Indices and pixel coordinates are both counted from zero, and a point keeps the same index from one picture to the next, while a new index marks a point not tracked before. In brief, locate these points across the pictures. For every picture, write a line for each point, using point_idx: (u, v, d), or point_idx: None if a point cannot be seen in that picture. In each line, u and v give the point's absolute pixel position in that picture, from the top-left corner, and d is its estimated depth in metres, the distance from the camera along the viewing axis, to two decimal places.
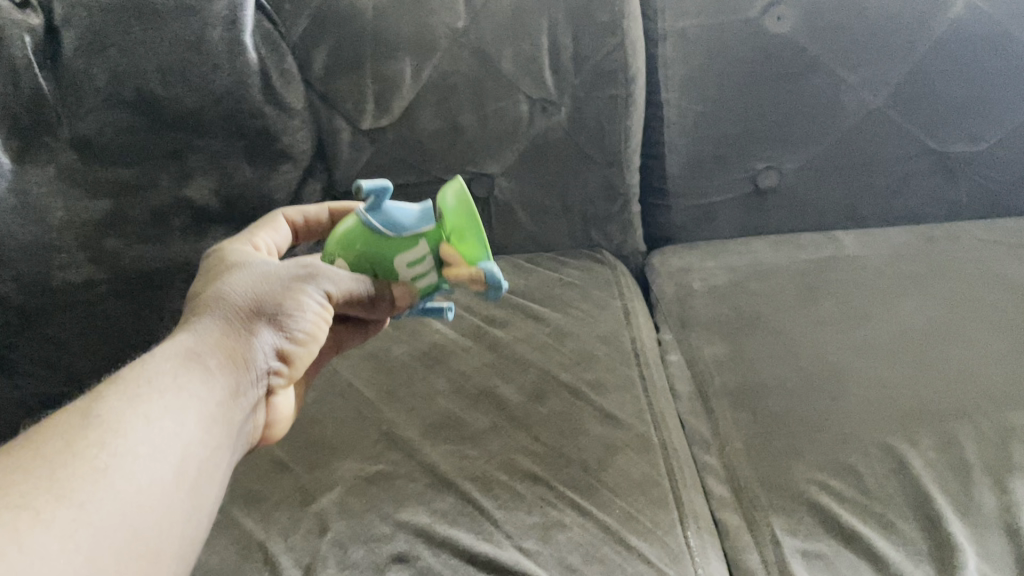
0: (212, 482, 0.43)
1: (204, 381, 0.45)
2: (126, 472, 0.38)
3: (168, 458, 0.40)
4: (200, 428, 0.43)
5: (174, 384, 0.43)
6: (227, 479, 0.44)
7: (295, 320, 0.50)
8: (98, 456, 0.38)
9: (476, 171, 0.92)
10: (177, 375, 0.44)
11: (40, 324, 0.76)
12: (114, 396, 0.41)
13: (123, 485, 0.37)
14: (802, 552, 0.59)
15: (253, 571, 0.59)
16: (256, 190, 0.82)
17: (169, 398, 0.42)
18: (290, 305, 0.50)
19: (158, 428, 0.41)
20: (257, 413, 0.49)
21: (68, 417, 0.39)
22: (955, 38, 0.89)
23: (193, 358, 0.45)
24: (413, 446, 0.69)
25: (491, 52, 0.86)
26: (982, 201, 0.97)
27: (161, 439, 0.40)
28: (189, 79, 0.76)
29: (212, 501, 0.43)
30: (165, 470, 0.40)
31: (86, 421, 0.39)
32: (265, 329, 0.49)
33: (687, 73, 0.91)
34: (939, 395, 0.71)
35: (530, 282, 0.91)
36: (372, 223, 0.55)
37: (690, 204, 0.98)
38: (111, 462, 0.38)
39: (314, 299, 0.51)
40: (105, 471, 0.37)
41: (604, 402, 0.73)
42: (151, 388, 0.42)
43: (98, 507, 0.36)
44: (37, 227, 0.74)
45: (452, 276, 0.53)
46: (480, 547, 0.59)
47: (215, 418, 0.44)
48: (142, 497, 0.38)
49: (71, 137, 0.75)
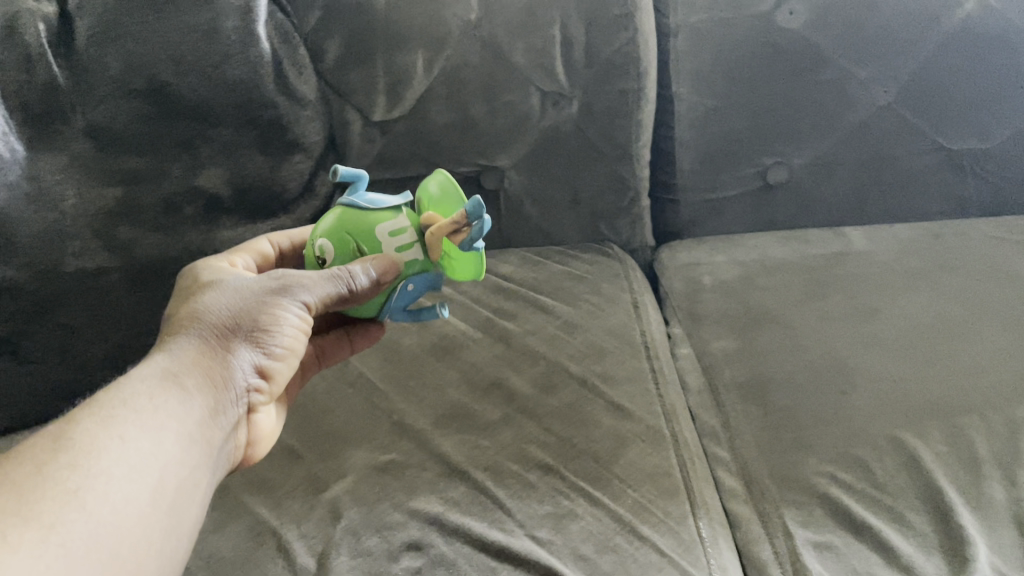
0: (191, 497, 0.45)
1: (181, 400, 0.47)
2: (102, 492, 0.40)
3: (144, 478, 0.42)
4: (177, 447, 0.45)
5: (150, 405, 0.46)
6: (206, 493, 0.47)
7: (271, 336, 0.53)
8: (74, 477, 0.40)
9: (486, 163, 0.93)
10: (155, 397, 0.46)
11: (54, 311, 0.75)
12: (89, 420, 0.43)
13: (97, 505, 0.39)
14: (814, 543, 0.59)
15: (266, 558, 0.59)
16: (268, 181, 0.82)
17: (143, 419, 0.45)
18: (265, 322, 0.52)
19: (133, 448, 0.43)
20: (237, 426, 0.52)
21: (45, 441, 0.42)
22: (965, 35, 0.89)
23: (170, 379, 0.48)
24: (424, 435, 0.69)
25: (503, 44, 0.87)
26: (989, 198, 0.98)
27: (137, 459, 0.43)
28: (201, 68, 0.76)
29: (190, 515, 0.45)
30: (141, 489, 0.42)
31: (62, 444, 0.41)
32: (241, 348, 0.51)
33: (698, 67, 0.91)
34: (949, 389, 0.71)
35: (539, 275, 0.92)
36: (355, 203, 0.57)
37: (698, 199, 0.99)
38: (84, 484, 0.40)
39: (291, 310, 0.53)
40: (77, 491, 0.39)
41: (615, 394, 0.73)
42: (127, 410, 0.45)
43: (74, 527, 0.38)
44: (50, 214, 0.74)
45: (437, 230, 0.54)
46: (493, 536, 0.59)
47: (192, 437, 0.47)
48: (116, 514, 0.40)
49: (83, 125, 0.75)
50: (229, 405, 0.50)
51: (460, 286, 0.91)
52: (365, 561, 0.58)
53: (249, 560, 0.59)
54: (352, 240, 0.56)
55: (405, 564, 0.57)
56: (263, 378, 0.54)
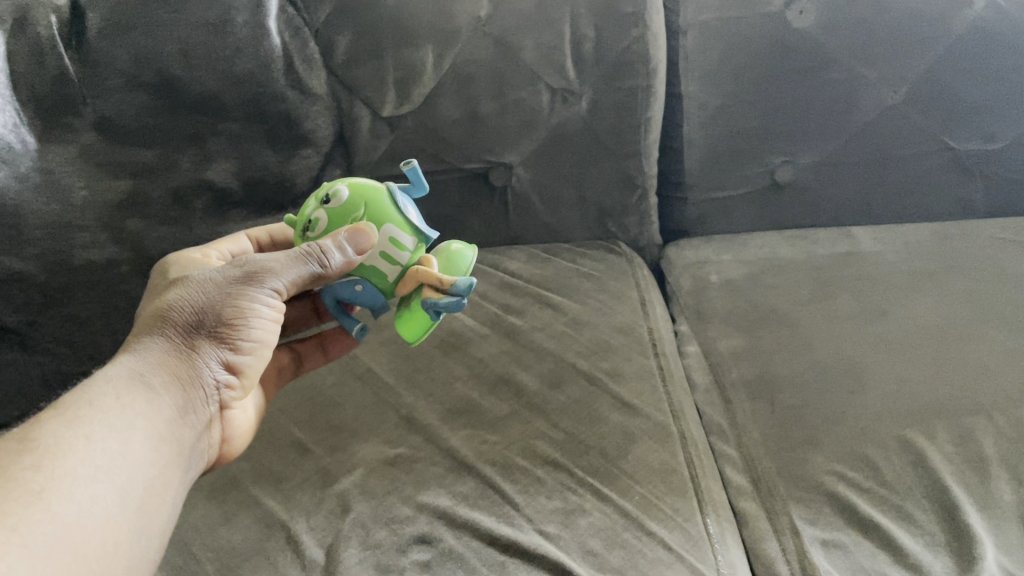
0: (159, 492, 0.48)
1: (146, 400, 0.49)
2: (65, 491, 0.43)
3: (108, 477, 0.45)
4: (140, 447, 0.47)
5: (116, 406, 0.48)
6: (176, 486, 0.49)
7: (238, 328, 0.53)
8: (37, 479, 0.43)
9: (495, 160, 0.93)
10: (120, 398, 0.49)
11: (63, 302, 0.75)
12: (56, 422, 0.46)
13: (60, 505, 0.42)
14: (822, 540, 0.59)
15: (275, 550, 0.59)
16: (277, 175, 0.82)
17: (109, 422, 0.47)
18: (230, 313, 0.53)
19: (97, 449, 0.46)
20: (212, 418, 0.54)
21: (15, 443, 0.45)
22: (976, 36, 0.89)
23: (135, 380, 0.50)
24: (433, 429, 0.69)
25: (513, 41, 0.87)
26: (996, 200, 0.98)
27: (101, 461, 0.45)
28: (212, 61, 0.77)
29: (163, 507, 0.48)
30: (105, 487, 0.45)
31: (30, 446, 0.44)
32: (207, 342, 0.53)
33: (707, 66, 0.92)
34: (957, 390, 0.71)
35: (546, 272, 0.92)
36: (396, 195, 0.56)
37: (705, 198, 0.99)
38: (47, 485, 0.42)
39: (261, 301, 0.53)
40: (42, 494, 0.42)
41: (622, 391, 0.73)
42: (92, 411, 0.47)
43: (37, 526, 0.41)
44: (60, 206, 0.73)
45: (428, 270, 0.54)
46: (501, 530, 0.59)
47: (157, 436, 0.49)
48: (80, 515, 0.43)
49: (94, 118, 0.74)
50: (199, 402, 0.52)
51: None
52: (374, 554, 0.58)
53: (258, 552, 0.59)
54: (360, 213, 0.55)
55: (414, 558, 0.58)
56: (237, 368, 0.55)
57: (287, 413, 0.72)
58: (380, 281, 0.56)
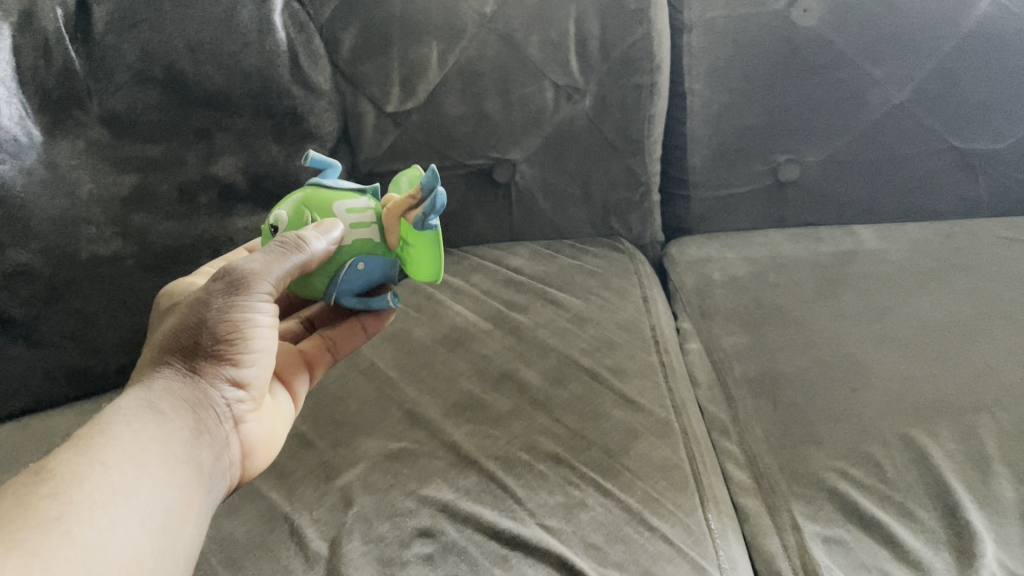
0: (184, 514, 0.45)
1: (158, 425, 0.47)
2: (82, 519, 0.40)
3: (127, 500, 0.42)
4: (158, 469, 0.45)
5: (129, 431, 0.46)
6: (202, 511, 0.47)
7: (237, 341, 0.51)
8: (52, 506, 0.40)
9: (499, 157, 0.93)
10: (131, 424, 0.46)
11: (69, 297, 0.74)
12: (68, 453, 0.44)
13: (80, 531, 0.40)
14: (823, 537, 0.59)
15: (278, 543, 0.59)
16: (282, 171, 0.82)
17: (122, 447, 0.45)
18: (227, 328, 0.51)
19: (114, 474, 0.43)
20: (230, 438, 0.52)
21: (27, 475, 0.42)
22: (982, 35, 0.89)
23: (145, 407, 0.48)
24: (436, 424, 0.69)
25: (518, 38, 0.87)
26: (1001, 199, 0.98)
27: (119, 485, 0.43)
28: (218, 57, 0.77)
29: (188, 531, 0.45)
30: (126, 512, 0.42)
31: (41, 476, 0.42)
32: (209, 360, 0.51)
33: (712, 63, 0.92)
34: (960, 388, 0.71)
35: (550, 269, 0.92)
36: (322, 184, 0.57)
37: (710, 195, 0.99)
38: (65, 511, 0.40)
39: (255, 309, 0.51)
40: (59, 520, 0.39)
41: (624, 387, 0.74)
42: (104, 438, 0.45)
43: (56, 553, 0.38)
44: (66, 200, 0.73)
45: (394, 205, 0.53)
46: (504, 524, 0.59)
47: (175, 458, 0.47)
48: (103, 540, 0.40)
49: (100, 112, 0.75)
50: (213, 422, 0.50)
51: (471, 278, 0.92)
52: (377, 547, 0.58)
53: (261, 545, 0.59)
54: (306, 215, 0.55)
55: (416, 551, 0.58)
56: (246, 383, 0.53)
57: None
58: (375, 248, 0.55)
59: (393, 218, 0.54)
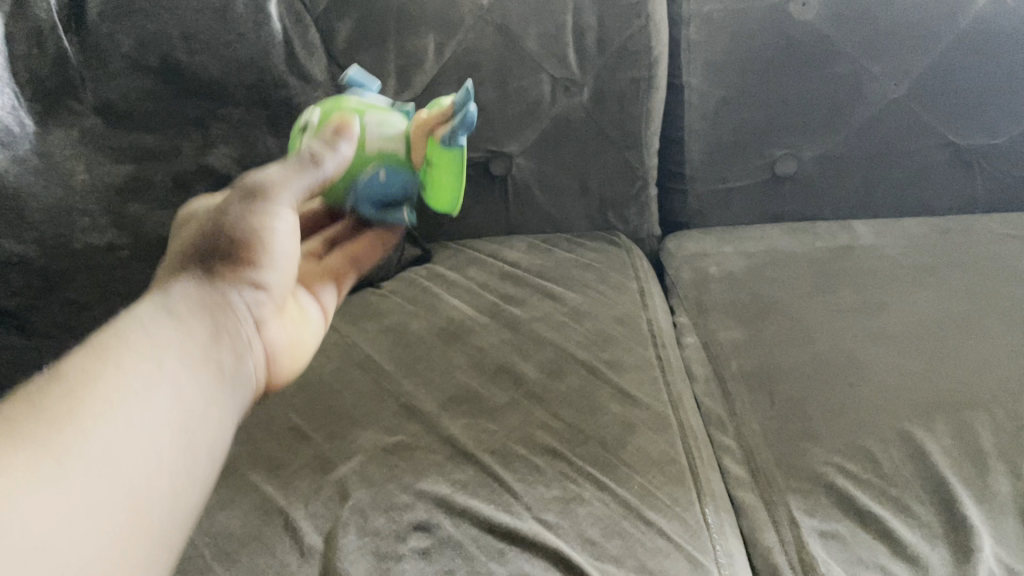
0: (203, 429, 0.41)
1: (175, 326, 0.43)
2: (91, 425, 0.36)
3: (143, 408, 0.38)
4: (176, 377, 0.41)
5: (141, 335, 0.42)
6: (224, 426, 0.42)
7: (257, 244, 0.48)
8: (56, 413, 0.36)
9: (497, 150, 0.92)
10: (144, 326, 0.42)
11: (63, 288, 0.73)
12: (73, 360, 0.40)
13: (89, 433, 0.36)
14: (820, 531, 0.59)
15: (273, 536, 0.59)
16: (278, 162, 0.81)
17: (135, 353, 0.40)
18: (246, 229, 0.48)
19: (126, 381, 0.39)
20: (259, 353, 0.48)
21: (32, 382, 0.38)
22: (980, 31, 0.89)
23: (158, 309, 0.44)
24: (432, 417, 0.69)
25: (515, 30, 0.87)
26: (997, 194, 0.98)
27: (131, 393, 0.38)
28: (214, 46, 0.76)
29: (205, 450, 0.41)
30: (139, 419, 0.38)
31: (49, 381, 0.38)
32: (225, 266, 0.47)
33: (710, 57, 0.92)
34: (957, 384, 0.71)
35: (546, 262, 0.92)
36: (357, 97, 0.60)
37: (706, 189, 0.99)
38: (70, 420, 0.36)
39: (276, 214, 0.48)
40: (64, 425, 0.35)
41: (621, 380, 0.73)
42: (116, 342, 0.41)
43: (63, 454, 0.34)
44: (60, 189, 0.71)
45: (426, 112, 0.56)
46: (500, 518, 0.59)
47: (193, 367, 0.42)
48: (113, 447, 0.36)
49: (95, 101, 0.74)
50: (237, 330, 0.46)
51: (467, 271, 0.91)
52: (373, 541, 0.58)
53: (257, 538, 0.59)
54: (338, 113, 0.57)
55: (412, 545, 0.57)
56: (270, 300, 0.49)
57: (286, 399, 0.72)
58: (400, 161, 0.57)
59: (423, 123, 0.56)
